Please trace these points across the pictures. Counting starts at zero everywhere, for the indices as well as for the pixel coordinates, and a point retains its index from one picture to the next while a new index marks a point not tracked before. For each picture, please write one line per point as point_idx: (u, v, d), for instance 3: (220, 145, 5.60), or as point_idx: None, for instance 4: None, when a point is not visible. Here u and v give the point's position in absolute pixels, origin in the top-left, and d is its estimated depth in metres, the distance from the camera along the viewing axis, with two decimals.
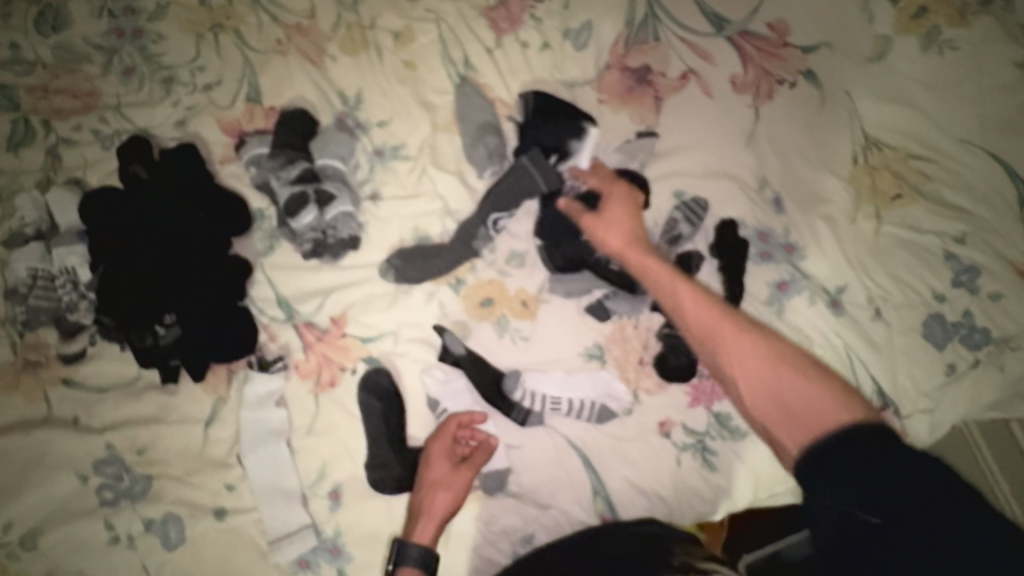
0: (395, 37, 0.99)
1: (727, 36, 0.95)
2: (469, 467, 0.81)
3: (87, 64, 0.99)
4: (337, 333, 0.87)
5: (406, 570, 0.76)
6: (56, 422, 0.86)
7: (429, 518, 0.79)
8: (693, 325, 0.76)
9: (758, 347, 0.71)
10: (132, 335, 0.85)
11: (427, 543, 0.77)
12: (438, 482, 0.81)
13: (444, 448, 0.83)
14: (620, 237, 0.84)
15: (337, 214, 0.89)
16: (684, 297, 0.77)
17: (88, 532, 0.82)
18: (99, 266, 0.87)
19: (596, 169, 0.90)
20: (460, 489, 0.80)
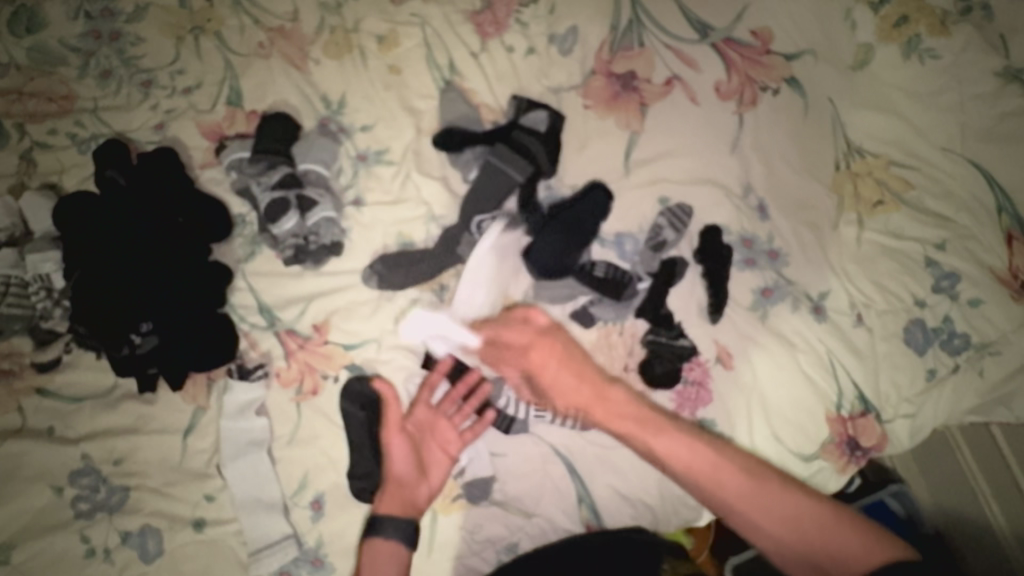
0: (379, 41, 0.98)
1: (712, 43, 0.95)
2: (412, 431, 0.81)
3: (63, 66, 0.97)
4: (319, 340, 0.86)
5: (378, 541, 0.74)
6: (29, 433, 0.84)
7: (389, 491, 0.77)
8: (696, 486, 0.71)
9: (760, 494, 0.69)
10: (108, 344, 0.84)
11: (392, 512, 0.76)
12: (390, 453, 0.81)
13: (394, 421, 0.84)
14: (579, 390, 0.78)
15: (319, 220, 0.88)
16: (675, 452, 0.72)
17: (62, 546, 0.80)
18: (73, 274, 0.85)
19: (506, 339, 0.82)
20: (408, 454, 0.80)
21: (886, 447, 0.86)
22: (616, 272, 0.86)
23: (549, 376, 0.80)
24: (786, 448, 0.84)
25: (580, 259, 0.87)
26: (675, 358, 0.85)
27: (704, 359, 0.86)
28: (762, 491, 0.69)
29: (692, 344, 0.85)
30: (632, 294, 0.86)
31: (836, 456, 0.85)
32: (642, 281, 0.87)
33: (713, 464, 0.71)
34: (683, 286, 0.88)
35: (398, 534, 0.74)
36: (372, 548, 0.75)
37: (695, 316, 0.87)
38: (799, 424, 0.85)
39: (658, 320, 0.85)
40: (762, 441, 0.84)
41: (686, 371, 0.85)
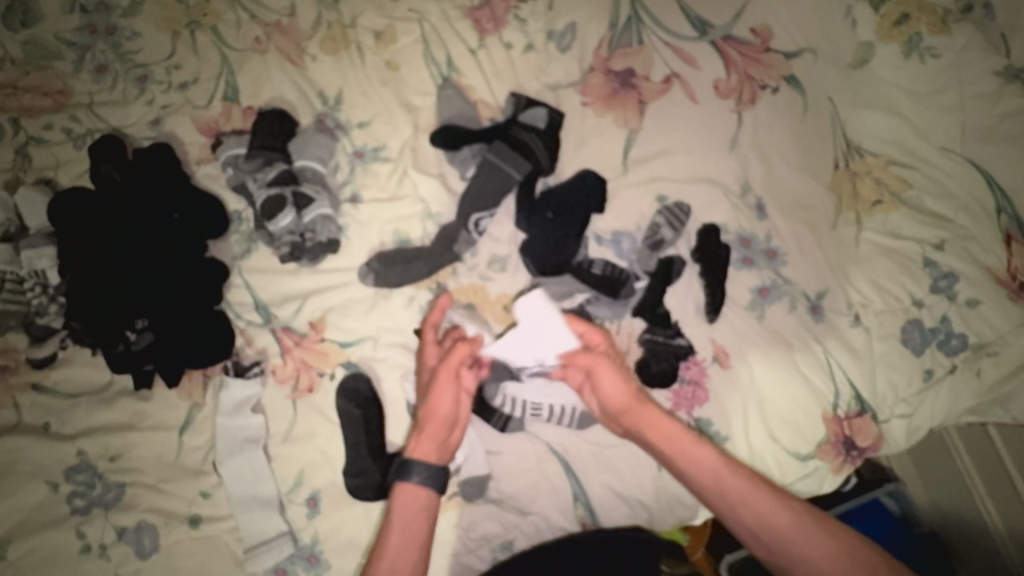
0: (376, 37, 0.98)
1: (711, 40, 0.94)
2: (449, 368, 0.75)
3: (59, 61, 0.97)
4: (315, 338, 0.86)
5: (407, 486, 0.70)
6: (25, 430, 0.84)
7: (426, 432, 0.72)
8: (750, 520, 0.69)
9: (811, 537, 0.66)
10: (103, 342, 0.84)
11: (425, 455, 0.71)
12: (426, 394, 0.75)
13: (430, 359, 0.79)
14: (626, 398, 0.75)
15: (315, 217, 0.87)
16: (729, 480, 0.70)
17: (58, 542, 0.81)
18: (68, 270, 0.84)
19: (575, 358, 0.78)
20: (444, 396, 0.74)
21: (883, 447, 0.86)
22: (614, 270, 0.85)
23: (603, 384, 0.76)
24: (781, 447, 0.85)
25: (577, 257, 0.87)
26: (672, 358, 0.84)
27: (701, 358, 0.86)
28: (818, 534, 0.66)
29: (689, 343, 0.85)
30: (630, 293, 0.86)
31: (832, 456, 0.85)
32: (640, 280, 0.86)
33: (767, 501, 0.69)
34: (680, 285, 0.88)
35: (427, 481, 0.70)
36: (401, 493, 0.70)
37: (692, 315, 0.87)
38: (795, 424, 0.85)
39: (655, 318, 0.85)
40: (757, 440, 0.85)
41: (683, 370, 0.85)
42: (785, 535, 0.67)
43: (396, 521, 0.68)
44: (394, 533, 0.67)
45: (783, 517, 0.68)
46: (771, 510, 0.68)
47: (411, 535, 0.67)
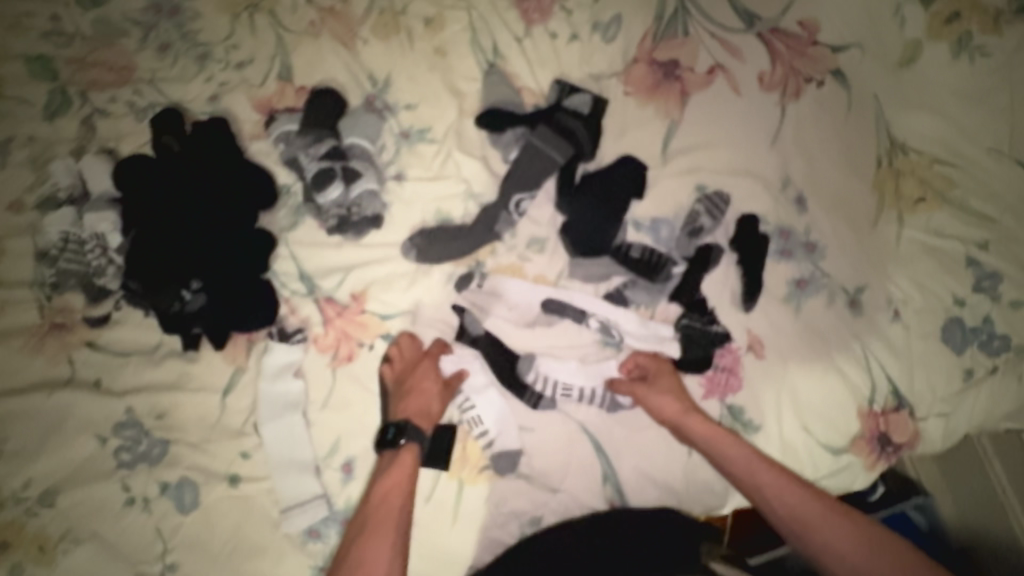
0: (426, 24, 1.00)
1: (758, 32, 0.94)
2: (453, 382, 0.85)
3: (125, 38, 1.01)
4: (356, 309, 0.89)
5: (408, 450, 0.77)
6: (78, 385, 0.89)
7: (428, 419, 0.80)
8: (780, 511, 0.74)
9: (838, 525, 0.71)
10: (159, 302, 0.87)
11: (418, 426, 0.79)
12: (431, 390, 0.82)
13: (431, 365, 0.84)
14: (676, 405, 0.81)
15: (361, 192, 0.91)
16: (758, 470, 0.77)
17: (105, 493, 0.86)
18: (131, 230, 0.89)
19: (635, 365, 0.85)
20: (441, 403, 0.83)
21: (918, 445, 0.85)
22: (651, 255, 0.87)
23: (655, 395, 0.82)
24: (814, 439, 0.85)
25: (616, 240, 0.88)
26: (707, 344, 0.85)
27: (736, 347, 0.86)
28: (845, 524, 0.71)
29: (724, 330, 0.86)
30: (667, 277, 0.87)
31: (866, 452, 0.85)
32: (677, 265, 0.87)
33: (797, 492, 0.75)
34: (717, 273, 0.88)
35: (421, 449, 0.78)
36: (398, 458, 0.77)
37: (729, 303, 0.87)
38: (830, 418, 0.85)
39: (692, 303, 0.86)
40: (789, 431, 0.84)
41: (718, 357, 0.85)
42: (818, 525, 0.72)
43: (398, 475, 0.76)
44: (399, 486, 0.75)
45: (811, 508, 0.73)
46: (800, 499, 0.74)
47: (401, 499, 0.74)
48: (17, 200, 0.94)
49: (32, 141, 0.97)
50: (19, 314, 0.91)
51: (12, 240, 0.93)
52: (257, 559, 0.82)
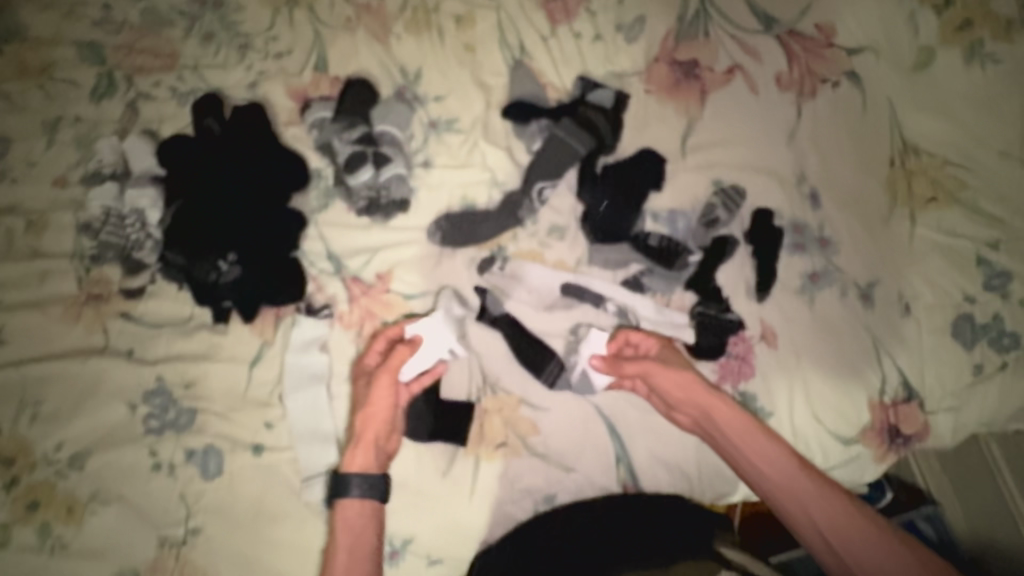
0: (457, 21, 1.05)
1: (776, 34, 0.98)
2: (392, 372, 0.81)
3: (170, 27, 1.07)
4: (381, 288, 0.92)
5: (347, 501, 0.76)
6: (112, 353, 0.93)
7: (360, 445, 0.78)
8: (821, 524, 0.73)
9: (884, 542, 0.71)
10: (196, 269, 0.91)
11: (362, 468, 0.77)
12: (362, 400, 0.81)
13: (362, 380, 0.83)
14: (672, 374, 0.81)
15: (391, 176, 0.94)
16: (801, 480, 0.75)
17: (133, 458, 0.89)
18: (173, 202, 0.93)
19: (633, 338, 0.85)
20: (384, 402, 0.79)
21: (928, 438, 0.87)
22: (669, 243, 0.89)
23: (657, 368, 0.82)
24: (825, 429, 0.86)
25: (634, 228, 0.91)
26: (721, 331, 0.87)
27: (748, 336, 0.88)
28: (890, 542, 0.71)
29: (739, 318, 0.88)
30: (684, 265, 0.89)
31: (876, 443, 0.86)
32: (693, 254, 0.90)
33: (840, 505, 0.74)
34: (732, 264, 0.90)
35: (370, 493, 0.77)
36: (343, 509, 0.77)
37: (743, 293, 0.89)
38: (840, 408, 0.86)
39: (708, 292, 0.88)
40: (801, 420, 0.86)
41: (731, 345, 0.87)
42: (850, 534, 0.72)
43: (343, 534, 0.75)
44: (342, 543, 0.74)
45: (854, 521, 0.73)
46: (842, 511, 0.73)
47: (359, 547, 0.75)
48: (62, 175, 1.00)
49: (80, 122, 1.02)
50: (60, 283, 0.96)
51: (56, 213, 0.98)
52: (279, 524, 0.86)
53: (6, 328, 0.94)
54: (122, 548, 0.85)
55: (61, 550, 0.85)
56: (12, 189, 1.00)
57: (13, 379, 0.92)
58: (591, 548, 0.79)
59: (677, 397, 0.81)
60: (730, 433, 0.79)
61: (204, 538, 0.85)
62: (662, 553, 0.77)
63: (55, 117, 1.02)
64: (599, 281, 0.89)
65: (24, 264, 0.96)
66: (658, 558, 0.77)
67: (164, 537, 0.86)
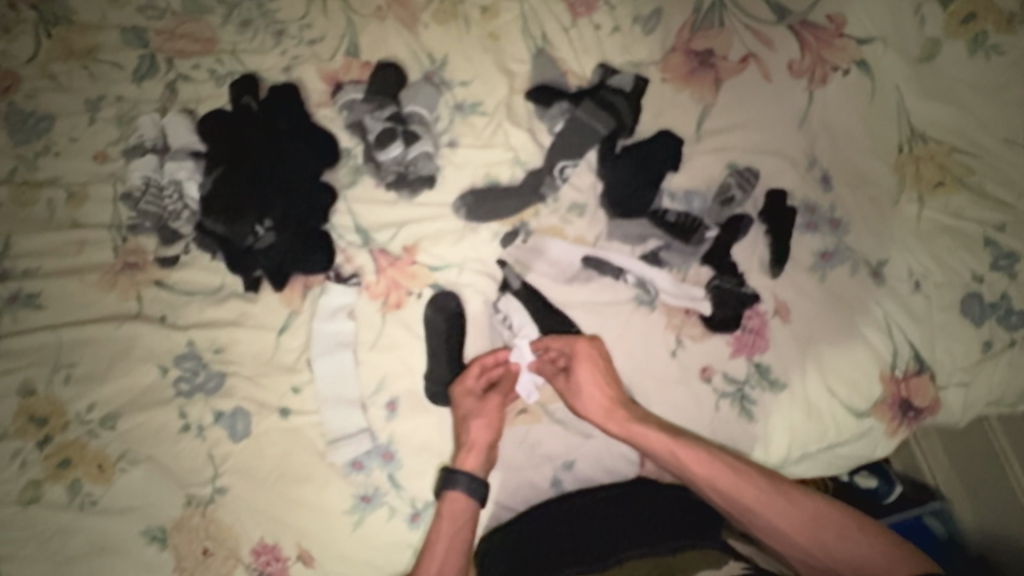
0: (482, 12, 1.10)
1: (788, 25, 1.02)
2: (503, 391, 0.87)
3: (209, 14, 1.12)
4: (408, 260, 0.95)
5: (455, 495, 0.81)
6: (145, 319, 0.96)
7: (472, 449, 0.83)
8: (721, 499, 0.78)
9: (779, 501, 0.77)
10: (234, 234, 0.95)
11: (473, 469, 0.82)
12: (473, 415, 0.85)
13: (464, 391, 0.87)
14: (590, 385, 0.85)
15: (418, 153, 0.99)
16: (695, 460, 0.80)
17: (161, 420, 0.91)
18: (215, 168, 0.98)
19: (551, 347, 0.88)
20: (495, 414, 0.85)
21: (939, 412, 0.89)
22: (686, 219, 0.93)
23: (579, 378, 0.85)
24: (838, 401, 0.88)
25: (652, 206, 0.95)
26: (737, 304, 0.90)
27: (763, 310, 0.91)
28: (783, 503, 0.76)
29: (753, 292, 0.91)
30: (700, 240, 0.93)
31: (888, 417, 0.88)
32: (710, 230, 0.93)
33: (736, 479, 0.78)
34: (747, 241, 0.94)
35: (472, 493, 0.81)
36: (447, 502, 0.81)
37: (757, 268, 0.92)
38: (853, 380, 0.89)
39: (723, 267, 0.92)
40: (814, 393, 0.89)
41: (746, 319, 0.90)
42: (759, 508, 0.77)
43: (442, 527, 0.79)
44: (441, 538, 0.79)
45: (750, 492, 0.77)
46: (739, 485, 0.78)
47: (457, 539, 0.79)
48: (102, 150, 1.05)
49: (121, 101, 1.07)
50: (97, 252, 1.00)
51: (95, 186, 1.03)
52: (304, 485, 0.88)
53: (45, 293, 0.97)
54: (150, 506, 0.87)
55: (90, 507, 0.87)
56: (55, 162, 1.04)
57: (50, 341, 0.95)
58: (599, 534, 0.78)
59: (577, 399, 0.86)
60: (625, 428, 0.83)
61: (231, 497, 0.87)
62: (672, 538, 0.75)
63: (98, 96, 1.07)
64: (617, 255, 0.92)
65: (64, 233, 1.00)
66: (665, 544, 0.74)
67: (191, 495, 0.88)
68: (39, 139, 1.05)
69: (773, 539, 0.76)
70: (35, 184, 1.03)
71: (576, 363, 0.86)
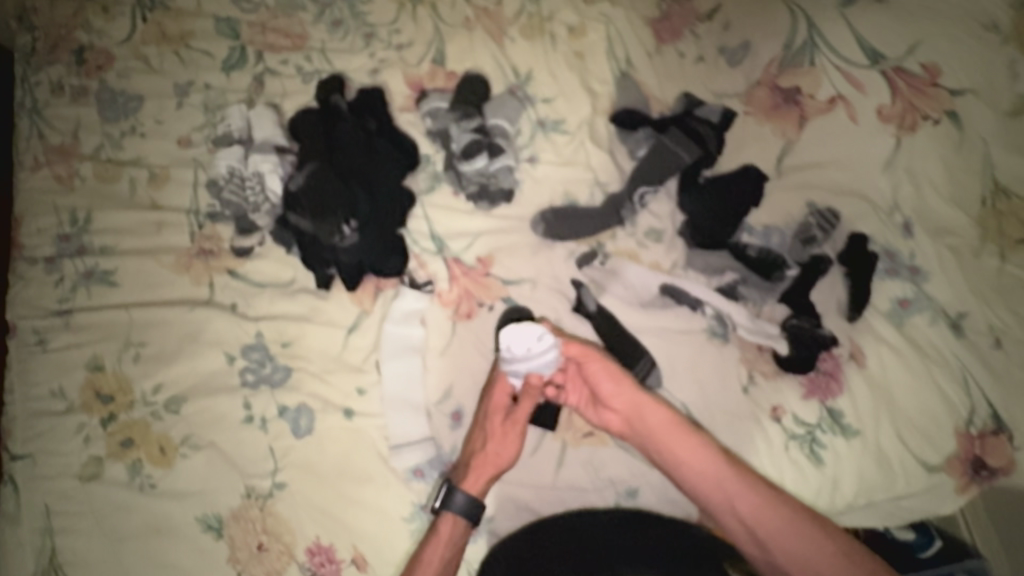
0: (569, 31, 1.12)
1: (882, 70, 0.98)
2: (506, 397, 0.86)
3: (302, 11, 1.14)
4: (482, 271, 0.96)
5: (451, 519, 0.81)
6: (216, 306, 0.97)
7: (478, 472, 0.83)
8: (746, 514, 0.78)
9: (793, 527, 0.77)
10: (321, 231, 0.96)
11: (472, 493, 0.82)
12: (488, 434, 0.85)
13: (495, 405, 0.86)
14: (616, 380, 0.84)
15: (500, 166, 1.00)
16: (713, 469, 0.80)
17: (226, 408, 0.91)
18: (306, 165, 0.99)
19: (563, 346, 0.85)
20: (505, 446, 0.84)
21: (1015, 474, 0.85)
22: (769, 255, 0.93)
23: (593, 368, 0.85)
24: (909, 452, 0.87)
25: (734, 239, 0.95)
26: (815, 345, 0.89)
27: (837, 353, 0.90)
28: (812, 528, 0.76)
29: (831, 334, 0.90)
30: (780, 278, 0.92)
31: (959, 472, 0.86)
32: (790, 269, 0.93)
33: (767, 500, 0.78)
34: (824, 282, 0.93)
35: (466, 515, 0.81)
36: (444, 520, 0.82)
37: (834, 311, 0.92)
38: (925, 431, 0.87)
39: (802, 306, 0.91)
40: (886, 441, 0.87)
41: (821, 361, 0.89)
42: (772, 520, 0.77)
43: (438, 546, 0.80)
44: (434, 558, 0.79)
45: (776, 512, 0.77)
46: (768, 506, 0.78)
47: (448, 557, 0.81)
48: (185, 136, 1.06)
49: (209, 88, 1.09)
50: (173, 235, 1.01)
51: (177, 169, 1.04)
52: (363, 486, 0.88)
53: (119, 271, 0.99)
54: (208, 493, 0.87)
55: (149, 489, 0.87)
56: (139, 143, 1.06)
57: (121, 319, 0.96)
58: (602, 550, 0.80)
59: (589, 399, 0.87)
60: (654, 429, 0.82)
61: (290, 492, 0.87)
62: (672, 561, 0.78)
63: (186, 81, 1.10)
64: (696, 287, 0.92)
65: (143, 213, 1.02)
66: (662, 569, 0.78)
67: (251, 487, 0.87)
68: (126, 119, 1.08)
69: (793, 565, 0.76)
70: (119, 163, 1.05)
71: (588, 360, 0.84)
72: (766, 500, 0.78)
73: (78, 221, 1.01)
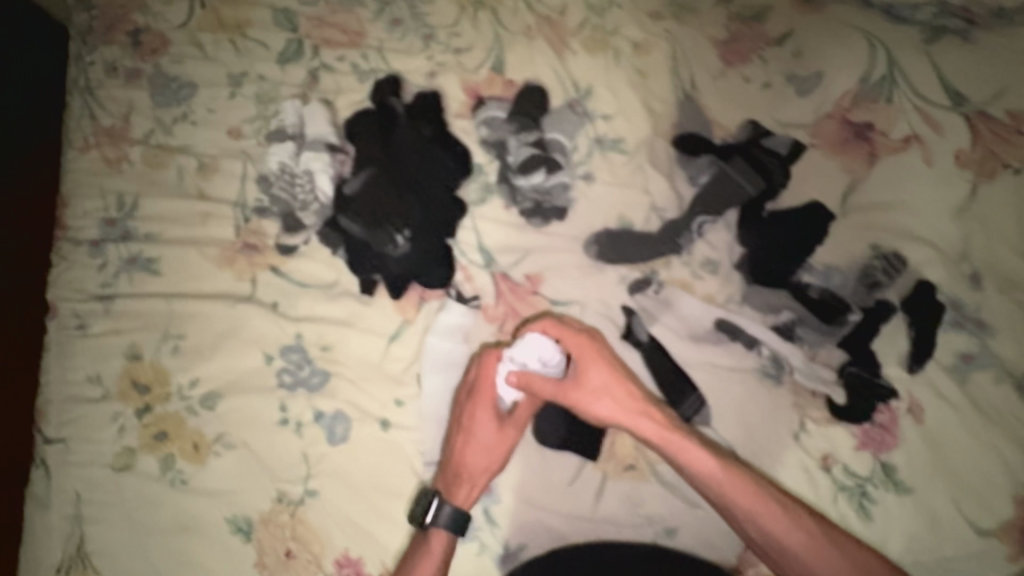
0: (633, 46, 1.09)
1: (965, 113, 0.95)
2: (490, 400, 0.84)
3: (361, 8, 1.12)
4: (529, 289, 0.93)
5: (440, 534, 0.80)
6: (257, 303, 0.95)
7: (470, 484, 0.82)
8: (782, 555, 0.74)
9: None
10: (373, 239, 0.95)
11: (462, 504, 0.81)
12: (475, 442, 0.83)
13: (483, 413, 0.84)
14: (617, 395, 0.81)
15: (557, 183, 0.99)
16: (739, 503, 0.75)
17: (262, 408, 0.89)
18: (363, 169, 0.97)
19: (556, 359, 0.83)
20: (495, 452, 0.83)
21: None
22: (831, 297, 0.89)
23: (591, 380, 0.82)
24: (964, 517, 0.81)
25: (795, 277, 0.91)
26: (872, 396, 0.86)
27: (895, 406, 0.86)
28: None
29: (890, 386, 0.86)
30: (841, 323, 0.89)
31: (1015, 538, 0.79)
32: (853, 314, 0.89)
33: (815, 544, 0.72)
34: (886, 331, 0.89)
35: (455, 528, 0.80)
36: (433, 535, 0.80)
37: (894, 361, 0.88)
38: (981, 494, 0.82)
39: (860, 354, 0.88)
40: (938, 502, 0.82)
41: (877, 413, 0.86)
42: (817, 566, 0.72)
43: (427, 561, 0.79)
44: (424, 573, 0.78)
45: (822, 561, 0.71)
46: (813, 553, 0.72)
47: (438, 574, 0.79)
48: (236, 126, 1.05)
49: (263, 80, 1.07)
50: (218, 227, 0.99)
51: (226, 160, 1.03)
52: (394, 500, 0.86)
53: (162, 260, 0.97)
54: (238, 494, 0.86)
55: (180, 485, 0.86)
56: (190, 131, 1.05)
57: (161, 309, 0.95)
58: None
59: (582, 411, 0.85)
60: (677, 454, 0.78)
61: (321, 500, 0.85)
62: None
63: (240, 71, 1.08)
64: (752, 325, 0.89)
65: (189, 203, 1.00)
66: None
67: (282, 491, 0.86)
68: (178, 105, 1.06)
69: None
70: (168, 150, 1.04)
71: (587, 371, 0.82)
72: (812, 545, 0.72)
73: (125, 206, 1.01)
